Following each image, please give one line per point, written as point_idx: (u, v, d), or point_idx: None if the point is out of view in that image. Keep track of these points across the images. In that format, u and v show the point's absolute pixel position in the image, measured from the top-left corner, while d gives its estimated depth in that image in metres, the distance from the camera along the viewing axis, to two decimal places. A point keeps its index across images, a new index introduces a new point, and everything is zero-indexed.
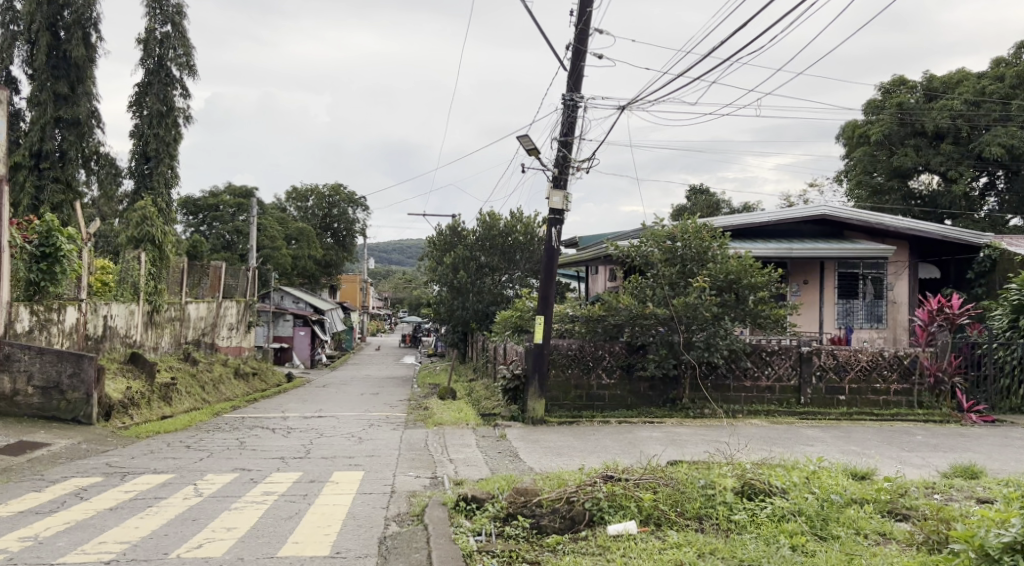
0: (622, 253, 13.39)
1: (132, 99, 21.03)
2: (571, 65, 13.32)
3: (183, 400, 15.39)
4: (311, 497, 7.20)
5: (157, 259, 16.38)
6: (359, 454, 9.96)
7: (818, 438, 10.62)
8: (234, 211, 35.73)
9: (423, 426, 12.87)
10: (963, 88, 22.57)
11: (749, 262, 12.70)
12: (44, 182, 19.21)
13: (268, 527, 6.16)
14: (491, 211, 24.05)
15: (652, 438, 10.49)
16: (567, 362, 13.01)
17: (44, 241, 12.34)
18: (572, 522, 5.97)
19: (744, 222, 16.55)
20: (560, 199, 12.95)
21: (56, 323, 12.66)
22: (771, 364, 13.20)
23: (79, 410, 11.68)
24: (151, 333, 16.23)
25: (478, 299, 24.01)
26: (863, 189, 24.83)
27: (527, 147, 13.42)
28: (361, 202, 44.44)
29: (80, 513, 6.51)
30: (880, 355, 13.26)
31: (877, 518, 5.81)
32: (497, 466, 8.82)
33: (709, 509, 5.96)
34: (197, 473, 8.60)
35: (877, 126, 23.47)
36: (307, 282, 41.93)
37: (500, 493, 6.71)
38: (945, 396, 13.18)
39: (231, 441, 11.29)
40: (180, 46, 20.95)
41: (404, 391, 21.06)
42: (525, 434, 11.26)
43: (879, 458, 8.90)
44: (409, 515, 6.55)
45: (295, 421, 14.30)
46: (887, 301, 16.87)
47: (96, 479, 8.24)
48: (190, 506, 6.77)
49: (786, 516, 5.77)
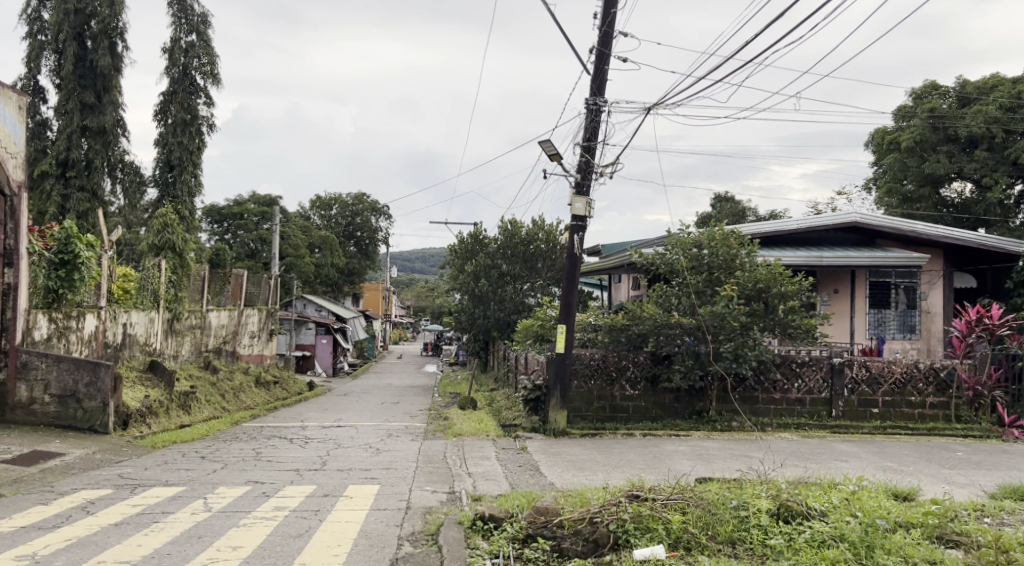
0: (646, 260, 13.01)
1: (157, 107, 21.08)
2: (594, 68, 13.02)
3: (202, 409, 15.23)
4: (323, 513, 6.92)
5: (178, 266, 16.08)
6: (375, 466, 9.67)
7: (853, 454, 10.17)
8: (258, 219, 35.84)
9: (442, 437, 12.56)
10: (999, 92, 21.72)
11: (779, 271, 12.27)
12: (70, 191, 19.23)
13: (275, 546, 5.87)
14: (514, 219, 23.75)
15: (679, 452, 10.10)
16: (590, 372, 12.64)
17: (63, 248, 12.21)
18: (596, 545, 5.62)
19: (772, 229, 16.13)
20: (582, 205, 12.63)
21: (75, 331, 12.50)
22: (802, 375, 12.74)
23: (95, 419, 11.47)
24: (171, 341, 16.11)
25: (499, 307, 23.80)
26: (893, 197, 24.33)
27: (550, 153, 13.13)
28: (384, 210, 44.41)
29: (83, 530, 6.27)
30: (915, 367, 12.75)
31: (926, 545, 5.38)
32: (518, 481, 8.49)
33: (742, 533, 5.61)
34: (208, 486, 8.36)
35: (908, 132, 22.96)
36: (331, 290, 41.89)
37: (519, 511, 6.37)
38: (984, 411, 12.69)
39: (247, 452, 11.06)
40: (204, 55, 20.95)
41: (425, 400, 20.80)
42: (546, 446, 10.92)
43: (919, 477, 8.44)
44: (423, 535, 6.24)
45: (313, 431, 14.11)
46: (921, 310, 16.29)
47: (105, 492, 8.03)
48: (197, 522, 6.52)
49: (826, 541, 5.38)
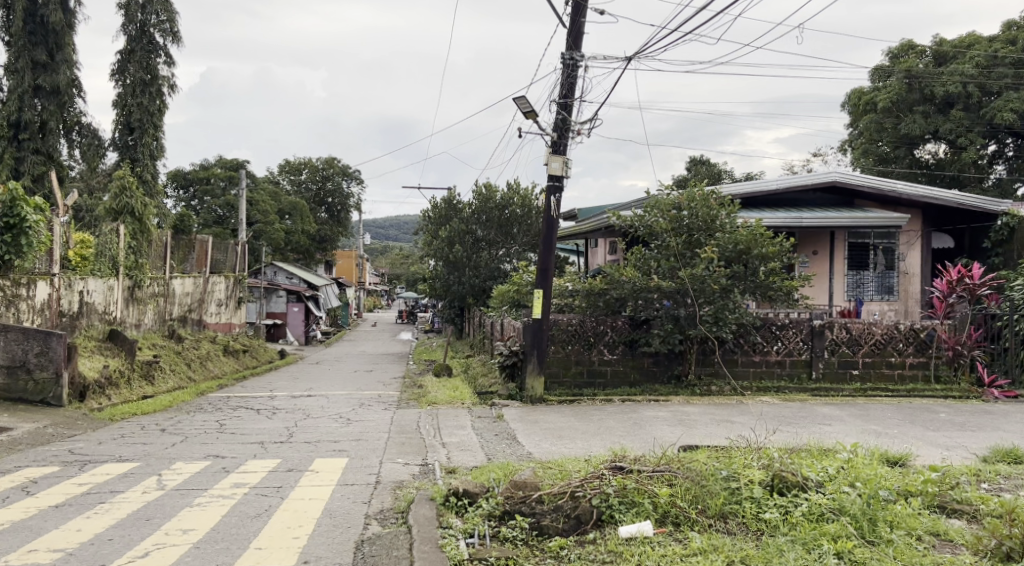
0: (625, 223, 12.55)
1: (115, 66, 19.99)
2: (570, 20, 12.41)
3: (166, 378, 14.67)
4: (286, 490, 6.46)
5: (139, 231, 15.34)
6: (345, 438, 9.20)
7: (836, 417, 9.91)
8: (224, 184, 34.82)
9: (416, 405, 12.14)
10: (975, 52, 21.48)
11: (760, 231, 11.84)
12: (24, 154, 18.22)
13: (230, 529, 5.40)
14: (488, 182, 23.24)
15: (659, 418, 9.77)
16: (567, 338, 12.24)
17: (7, 211, 11.11)
18: (578, 522, 5.22)
19: (752, 189, 15.74)
20: (559, 164, 12.12)
21: (26, 299, 11.81)
22: (781, 338, 12.44)
23: (48, 391, 10.87)
24: (133, 309, 15.38)
25: (475, 273, 23.28)
26: (869, 158, 24.10)
27: (525, 110, 12.57)
28: (356, 174, 43.51)
29: (19, 513, 5.75)
30: (896, 328, 12.49)
31: (929, 515, 5.09)
32: (494, 452, 8.10)
33: (734, 506, 5.25)
34: (165, 461, 7.84)
35: (884, 92, 22.59)
36: (302, 257, 40.99)
37: (495, 486, 5.94)
38: (963, 370, 12.48)
39: (210, 424, 10.52)
40: (162, 12, 19.97)
41: (399, 368, 20.36)
42: (523, 414, 10.53)
43: (902, 440, 8.22)
44: (392, 512, 5.82)
45: (283, 401, 13.63)
46: (898, 272, 16.09)
47: (51, 470, 7.48)
48: (146, 504, 6.00)
49: (826, 515, 5.03)
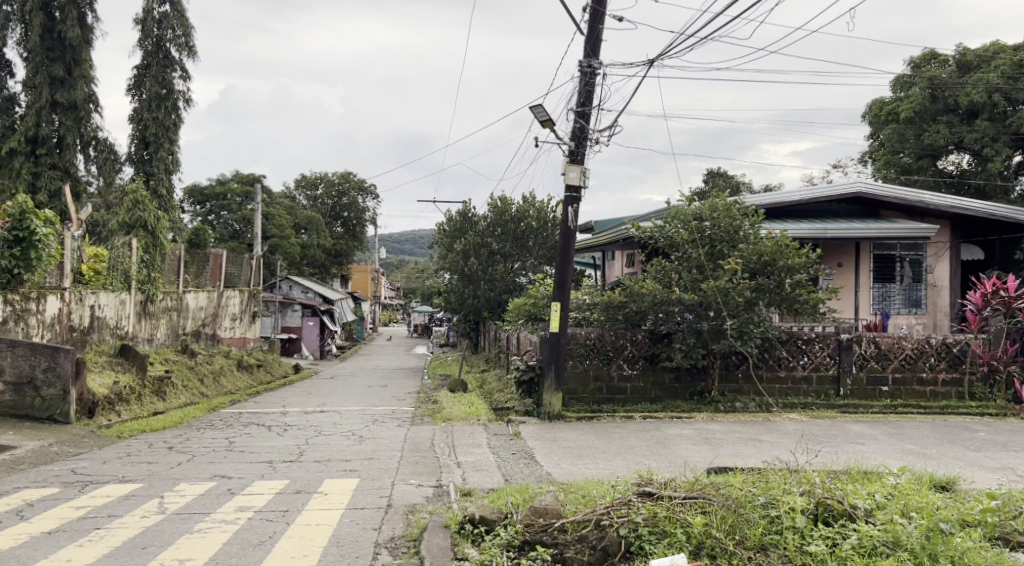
0: (644, 234, 12.15)
1: (131, 81, 19.91)
2: (588, 28, 12.09)
3: (178, 394, 14.39)
4: (292, 514, 6.10)
5: (151, 245, 15.06)
6: (356, 457, 8.84)
7: (869, 436, 9.46)
8: (241, 199, 34.81)
9: (430, 422, 11.75)
10: (999, 61, 20.43)
11: (785, 242, 11.37)
12: (41, 169, 18.11)
13: (231, 559, 5.06)
14: (503, 195, 22.93)
15: (683, 437, 9.35)
16: (586, 353, 11.81)
17: (17, 225, 10.94)
18: (605, 554, 4.85)
19: (774, 200, 15.29)
20: (577, 174, 11.73)
21: (35, 314, 11.52)
22: (808, 352, 11.97)
23: (56, 408, 10.59)
24: (145, 324, 15.10)
25: (490, 287, 22.87)
26: (891, 169, 23.63)
27: (542, 119, 12.25)
28: (372, 189, 43.45)
29: (9, 541, 5.43)
30: (926, 342, 11.98)
31: (991, 549, 4.67)
32: (511, 472, 7.71)
33: (775, 536, 4.86)
34: (169, 482, 7.51)
35: (907, 102, 22.12)
36: (318, 272, 40.81)
37: (514, 512, 5.55)
38: (999, 387, 11.95)
39: (219, 441, 10.20)
40: (178, 27, 19.82)
41: (414, 383, 20.04)
42: (541, 431, 10.14)
43: (947, 462, 7.74)
44: (404, 540, 5.44)
45: (295, 417, 13.32)
46: (926, 284, 15.53)
47: (51, 491, 7.17)
48: (145, 529, 5.66)
49: (879, 549, 4.65)
